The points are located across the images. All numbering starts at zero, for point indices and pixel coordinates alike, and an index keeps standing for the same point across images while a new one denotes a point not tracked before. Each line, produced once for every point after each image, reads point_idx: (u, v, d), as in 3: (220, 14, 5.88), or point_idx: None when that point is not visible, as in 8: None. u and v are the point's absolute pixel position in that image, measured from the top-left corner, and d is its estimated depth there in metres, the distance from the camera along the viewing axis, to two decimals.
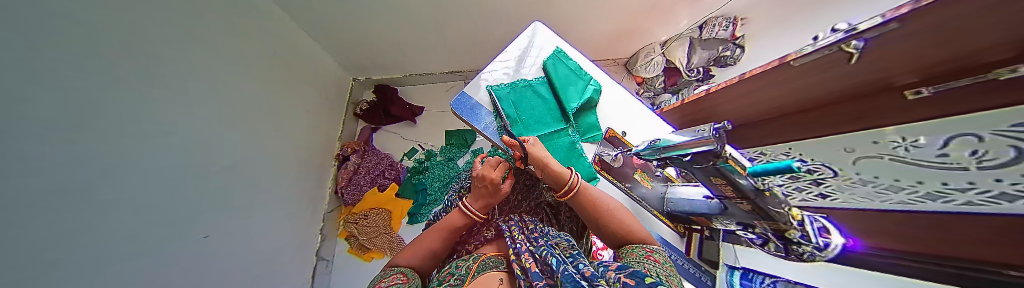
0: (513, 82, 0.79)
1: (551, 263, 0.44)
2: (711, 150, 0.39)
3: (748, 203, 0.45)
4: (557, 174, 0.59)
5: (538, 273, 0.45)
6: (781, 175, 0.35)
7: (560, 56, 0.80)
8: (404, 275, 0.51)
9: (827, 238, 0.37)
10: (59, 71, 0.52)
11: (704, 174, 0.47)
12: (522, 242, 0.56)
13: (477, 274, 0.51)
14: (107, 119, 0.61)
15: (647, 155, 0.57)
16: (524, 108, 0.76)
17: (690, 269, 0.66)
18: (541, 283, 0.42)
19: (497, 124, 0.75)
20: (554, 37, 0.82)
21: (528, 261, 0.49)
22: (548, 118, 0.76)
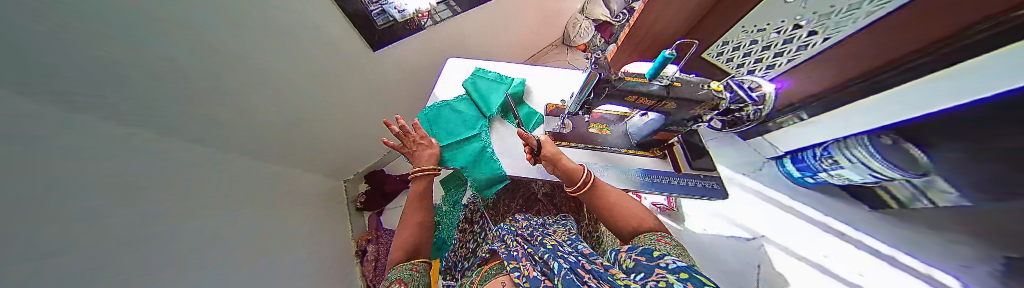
0: (441, 103, 0.82)
1: (552, 270, 0.39)
2: (602, 79, 0.43)
3: (671, 101, 0.47)
4: (570, 171, 0.55)
5: (537, 277, 0.38)
6: (668, 66, 0.38)
7: (480, 73, 0.88)
8: (402, 282, 0.48)
9: (759, 90, 0.46)
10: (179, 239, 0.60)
11: (620, 99, 0.49)
12: (518, 248, 0.51)
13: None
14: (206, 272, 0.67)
15: (573, 109, 0.57)
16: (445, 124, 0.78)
17: (690, 183, 0.63)
18: (541, 287, 0.35)
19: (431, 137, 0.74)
20: (474, 62, 0.93)
21: (525, 267, 0.42)
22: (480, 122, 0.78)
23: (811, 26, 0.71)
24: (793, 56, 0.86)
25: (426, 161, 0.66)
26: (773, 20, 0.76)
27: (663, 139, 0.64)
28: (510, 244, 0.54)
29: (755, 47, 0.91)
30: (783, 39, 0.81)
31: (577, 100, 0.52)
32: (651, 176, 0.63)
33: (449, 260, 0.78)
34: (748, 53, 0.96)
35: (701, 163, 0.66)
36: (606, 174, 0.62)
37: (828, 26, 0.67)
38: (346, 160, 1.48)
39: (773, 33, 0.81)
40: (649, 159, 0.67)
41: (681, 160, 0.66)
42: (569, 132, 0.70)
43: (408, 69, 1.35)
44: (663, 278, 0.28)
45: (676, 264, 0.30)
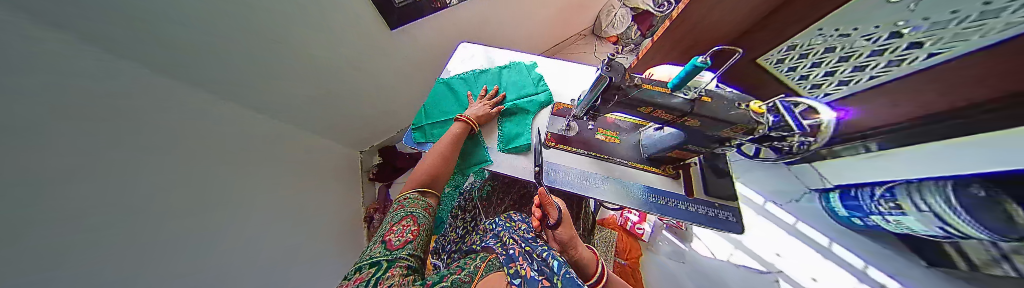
0: (467, 72, 0.81)
1: (551, 266, 0.37)
2: (610, 84, 0.37)
3: (692, 119, 0.40)
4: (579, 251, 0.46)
5: (534, 276, 0.33)
6: (697, 78, 0.31)
7: (519, 66, 0.81)
8: (414, 219, 0.50)
9: (814, 119, 0.36)
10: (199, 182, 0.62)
11: (632, 108, 0.43)
12: (515, 247, 0.45)
13: (486, 274, 0.41)
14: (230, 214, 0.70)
15: (579, 112, 0.52)
16: (438, 102, 0.76)
17: (702, 212, 0.56)
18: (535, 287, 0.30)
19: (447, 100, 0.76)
20: (509, 52, 0.86)
21: (523, 263, 0.38)
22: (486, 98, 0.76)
23: (912, 36, 0.53)
24: (887, 70, 0.65)
25: (472, 113, 0.67)
26: (862, 25, 0.57)
27: (679, 157, 0.56)
28: (507, 240, 0.49)
29: (832, 54, 0.72)
30: (873, 49, 0.62)
31: (584, 103, 0.47)
32: (651, 195, 0.57)
33: (440, 241, 0.80)
34: (822, 61, 0.76)
35: (718, 190, 0.58)
36: (604, 186, 0.57)
37: (940, 38, 0.48)
38: (363, 131, 1.54)
39: (863, 39, 0.62)
40: (656, 176, 0.60)
41: (696, 185, 0.58)
42: (573, 135, 0.65)
43: (429, 52, 1.36)
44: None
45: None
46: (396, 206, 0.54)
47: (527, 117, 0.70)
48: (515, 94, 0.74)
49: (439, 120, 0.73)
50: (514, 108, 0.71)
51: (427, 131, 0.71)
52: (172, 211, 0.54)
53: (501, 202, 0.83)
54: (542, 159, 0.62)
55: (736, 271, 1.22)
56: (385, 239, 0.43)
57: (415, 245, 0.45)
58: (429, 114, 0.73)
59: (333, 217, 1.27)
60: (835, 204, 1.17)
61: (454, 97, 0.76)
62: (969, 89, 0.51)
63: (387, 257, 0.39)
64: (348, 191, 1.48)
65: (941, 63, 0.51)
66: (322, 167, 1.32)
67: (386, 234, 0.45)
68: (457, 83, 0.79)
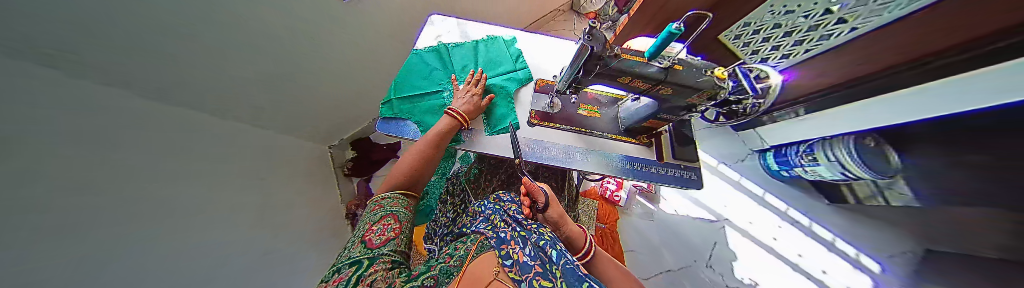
0: (440, 45, 0.73)
1: (551, 255, 0.39)
2: (591, 54, 0.37)
3: (668, 87, 0.42)
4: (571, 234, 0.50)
5: (528, 262, 0.36)
6: (671, 46, 0.32)
7: (499, 40, 0.76)
8: (395, 217, 0.49)
9: (765, 82, 0.41)
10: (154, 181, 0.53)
11: (613, 80, 0.44)
12: (507, 230, 0.46)
13: (476, 255, 0.42)
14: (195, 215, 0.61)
15: (562, 87, 0.52)
16: (411, 74, 0.68)
17: (671, 173, 0.63)
18: (531, 274, 0.33)
19: (419, 75, 0.68)
20: (486, 26, 0.80)
21: (516, 248, 0.39)
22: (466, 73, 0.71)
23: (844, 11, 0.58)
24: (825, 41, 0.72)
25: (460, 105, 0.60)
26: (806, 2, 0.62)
27: (653, 127, 0.61)
28: (498, 223, 0.51)
29: (779, 30, 0.78)
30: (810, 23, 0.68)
31: (567, 76, 0.47)
32: (627, 162, 0.62)
33: (431, 227, 0.80)
34: (775, 39, 0.82)
35: (687, 155, 0.65)
36: (587, 158, 0.60)
37: (861, 12, 0.56)
38: (331, 121, 1.38)
39: (801, 16, 0.69)
40: (631, 145, 0.65)
41: (665, 149, 0.65)
42: (556, 112, 0.65)
43: (400, 28, 1.22)
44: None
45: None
46: (374, 206, 0.51)
47: (507, 96, 0.68)
48: (496, 70, 0.71)
49: (410, 96, 0.65)
50: (493, 87, 0.68)
51: (395, 107, 0.63)
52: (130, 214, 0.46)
53: (490, 183, 0.84)
54: (527, 136, 0.63)
55: (693, 223, 1.44)
56: (364, 241, 0.41)
57: (398, 241, 0.44)
58: (400, 89, 0.65)
59: (311, 215, 1.16)
60: (768, 161, 1.38)
61: (427, 70, 0.69)
62: (887, 54, 0.61)
63: (368, 255, 0.38)
64: (321, 188, 1.34)
65: (869, 32, 0.58)
66: (289, 163, 1.17)
67: (364, 235, 0.43)
68: (429, 56, 0.71)
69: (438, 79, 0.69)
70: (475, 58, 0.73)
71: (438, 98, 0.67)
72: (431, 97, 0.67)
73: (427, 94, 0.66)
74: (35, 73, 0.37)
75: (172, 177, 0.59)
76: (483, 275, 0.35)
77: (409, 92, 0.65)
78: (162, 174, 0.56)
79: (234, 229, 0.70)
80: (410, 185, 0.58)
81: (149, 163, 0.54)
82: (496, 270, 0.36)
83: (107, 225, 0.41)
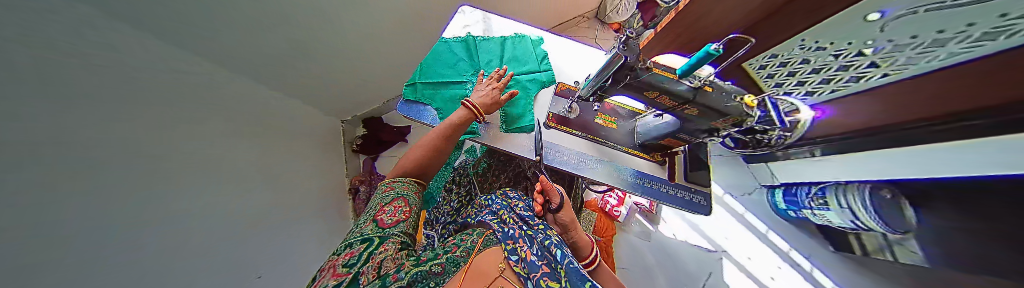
0: (468, 36, 0.74)
1: (554, 254, 0.38)
2: (623, 63, 0.37)
3: (693, 108, 0.42)
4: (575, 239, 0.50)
5: (537, 261, 0.36)
6: (704, 66, 0.32)
7: (526, 39, 0.77)
8: (406, 200, 0.49)
9: (795, 116, 0.40)
10: (174, 128, 0.54)
11: (639, 93, 0.44)
12: (515, 227, 0.46)
13: (482, 249, 0.42)
14: (206, 167, 0.62)
15: (587, 93, 0.51)
16: (437, 62, 0.69)
17: (681, 195, 0.62)
18: (541, 275, 0.33)
19: (444, 63, 0.69)
20: (515, 24, 0.81)
21: (525, 247, 0.39)
22: (490, 68, 0.71)
23: (877, 56, 0.54)
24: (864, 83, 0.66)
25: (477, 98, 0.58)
26: (840, 41, 0.53)
27: (670, 146, 0.60)
28: (506, 219, 0.51)
29: (805, 66, 0.70)
30: (838, 66, 0.64)
31: (593, 83, 0.47)
32: (639, 179, 0.61)
33: (432, 214, 0.81)
34: (806, 81, 0.77)
35: (699, 180, 0.64)
36: (599, 168, 0.60)
37: (899, 59, 0.52)
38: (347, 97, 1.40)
39: (833, 55, 0.60)
40: (646, 161, 0.65)
41: (678, 171, 0.64)
42: (574, 118, 0.65)
43: None
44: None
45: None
46: (384, 188, 0.51)
47: (528, 96, 0.68)
48: (519, 69, 0.71)
49: (434, 82, 0.66)
50: (515, 85, 0.69)
51: (419, 91, 0.64)
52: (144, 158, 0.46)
53: (497, 179, 0.85)
54: (542, 137, 0.63)
55: (690, 249, 1.42)
56: (376, 219, 0.43)
57: (408, 223, 0.45)
58: (425, 74, 0.66)
59: (312, 186, 1.17)
60: (776, 198, 1.35)
61: (453, 59, 0.70)
62: (920, 104, 0.59)
63: (379, 233, 0.39)
64: (326, 160, 1.35)
65: (901, 80, 0.56)
66: (302, 132, 1.20)
67: (376, 214, 0.44)
68: (456, 46, 0.72)
69: (461, 70, 0.70)
70: (499, 54, 0.74)
71: (460, 88, 0.68)
72: (454, 86, 0.67)
73: (450, 83, 0.67)
74: (109, 26, 0.39)
75: (191, 129, 0.59)
76: (488, 272, 0.37)
77: (434, 78, 0.66)
78: (182, 124, 0.56)
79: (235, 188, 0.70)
80: (418, 174, 0.56)
81: (180, 122, 0.56)
82: (501, 268, 0.38)
83: (132, 178, 0.43)
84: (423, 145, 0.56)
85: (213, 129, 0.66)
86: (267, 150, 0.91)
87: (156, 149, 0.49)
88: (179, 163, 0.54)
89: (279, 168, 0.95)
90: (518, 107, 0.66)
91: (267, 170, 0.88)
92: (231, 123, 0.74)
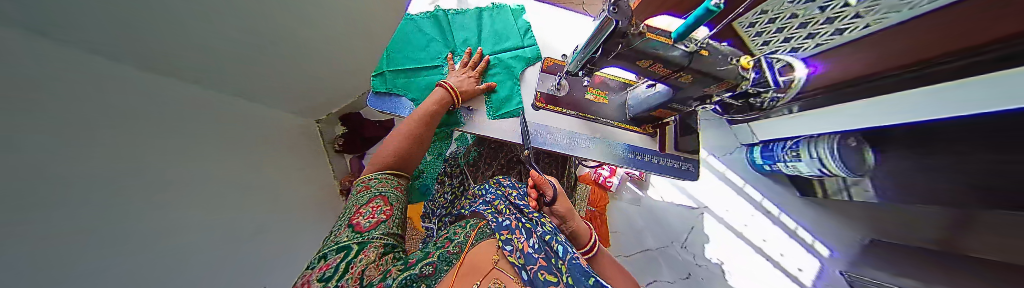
0: (438, 10, 0.64)
1: (556, 250, 0.40)
2: (615, 29, 0.32)
3: (686, 76, 0.40)
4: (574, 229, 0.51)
5: (533, 254, 0.37)
6: (699, 29, 0.29)
7: (505, 9, 0.68)
8: (385, 199, 0.47)
9: (790, 76, 0.39)
10: (152, 142, 0.47)
11: (630, 63, 0.40)
12: (512, 217, 0.46)
13: (476, 242, 0.42)
14: (200, 182, 0.56)
15: (573, 68, 0.48)
16: (407, 44, 0.61)
17: (670, 164, 0.63)
18: (537, 268, 0.34)
19: (416, 45, 0.61)
20: None
21: (522, 239, 0.39)
22: (468, 48, 0.64)
23: (864, 5, 0.51)
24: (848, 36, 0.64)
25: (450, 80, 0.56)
26: None
27: (661, 117, 0.59)
28: (502, 209, 0.50)
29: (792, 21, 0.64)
30: (824, 18, 0.60)
31: (580, 54, 0.43)
32: (631, 152, 0.61)
33: (428, 207, 0.80)
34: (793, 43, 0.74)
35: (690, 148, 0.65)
36: (590, 146, 0.59)
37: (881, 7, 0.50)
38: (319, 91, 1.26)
39: (819, 7, 0.57)
40: (638, 135, 0.64)
41: (669, 141, 0.64)
42: (563, 96, 0.62)
43: None
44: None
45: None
46: (361, 188, 0.49)
47: (513, 77, 0.62)
48: (500, 46, 0.64)
49: (405, 69, 0.58)
50: (497, 65, 0.63)
51: (389, 82, 0.57)
52: (141, 177, 0.42)
53: (490, 167, 0.83)
54: (528, 120, 0.60)
55: (676, 209, 1.54)
56: (352, 224, 0.40)
57: (389, 223, 0.43)
58: (394, 61, 0.58)
59: (307, 189, 1.11)
60: (754, 155, 1.43)
61: (425, 40, 0.62)
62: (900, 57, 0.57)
63: (358, 239, 0.37)
64: (311, 162, 1.26)
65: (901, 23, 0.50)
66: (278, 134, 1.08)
67: (352, 218, 0.42)
68: (426, 23, 0.63)
69: (436, 53, 0.62)
70: (476, 29, 0.65)
71: (437, 74, 0.61)
72: (430, 72, 0.60)
73: (424, 69, 0.60)
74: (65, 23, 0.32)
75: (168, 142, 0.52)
76: (484, 267, 0.36)
77: (406, 65, 0.59)
78: (159, 137, 0.50)
79: (233, 200, 0.65)
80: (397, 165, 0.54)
81: (159, 137, 0.50)
82: (496, 259, 0.37)
83: (132, 199, 0.39)
84: (399, 135, 0.54)
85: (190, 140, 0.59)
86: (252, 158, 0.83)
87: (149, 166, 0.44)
88: (175, 178, 0.49)
89: (269, 174, 0.88)
90: (504, 89, 0.61)
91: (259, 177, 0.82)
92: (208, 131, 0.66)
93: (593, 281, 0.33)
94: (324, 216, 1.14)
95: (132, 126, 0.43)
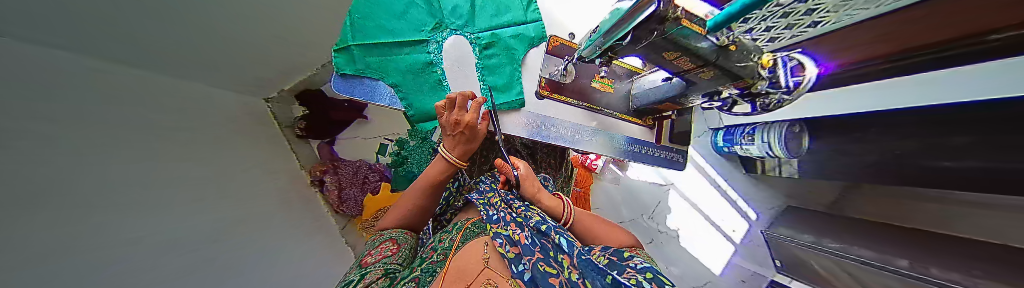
0: None
1: (556, 243, 0.43)
2: (653, 15, 0.27)
3: (708, 71, 0.38)
4: (556, 214, 0.55)
5: (530, 245, 0.41)
6: (745, 17, 0.26)
7: None
8: (394, 241, 0.49)
9: (803, 76, 0.38)
10: (82, 136, 0.34)
11: (655, 53, 0.36)
12: (500, 210, 0.50)
13: (463, 243, 0.48)
14: (156, 186, 0.44)
15: (589, 55, 0.44)
16: (376, 6, 0.46)
17: (664, 155, 0.65)
18: (536, 259, 0.38)
19: (396, 8, 0.48)
20: None
21: (517, 232, 0.43)
22: (460, 16, 0.53)
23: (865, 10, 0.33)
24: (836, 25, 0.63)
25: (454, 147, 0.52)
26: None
27: (663, 109, 0.59)
28: (495, 202, 0.53)
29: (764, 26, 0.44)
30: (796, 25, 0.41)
31: (603, 39, 0.38)
32: (629, 144, 0.61)
33: None
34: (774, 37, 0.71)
35: (681, 140, 0.68)
36: (593, 139, 0.58)
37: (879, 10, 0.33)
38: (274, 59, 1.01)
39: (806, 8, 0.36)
40: (640, 127, 0.64)
41: (666, 133, 0.65)
42: (569, 83, 0.58)
43: None
44: (636, 278, 0.36)
45: (644, 266, 0.39)
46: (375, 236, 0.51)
47: (512, 59, 0.54)
48: (499, 18, 0.54)
49: (382, 41, 0.46)
50: (495, 42, 0.54)
51: (358, 59, 0.44)
52: (73, 190, 0.30)
53: (485, 161, 0.78)
54: (532, 111, 0.55)
55: (647, 187, 1.71)
56: (362, 261, 0.43)
57: (394, 258, 0.45)
58: (365, 27, 0.45)
59: (279, 179, 0.96)
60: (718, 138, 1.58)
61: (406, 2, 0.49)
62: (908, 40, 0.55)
63: (360, 273, 0.39)
64: (277, 147, 1.07)
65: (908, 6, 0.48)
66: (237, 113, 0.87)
67: (364, 257, 0.44)
68: None
69: (421, 20, 0.50)
70: None
71: (420, 51, 0.50)
72: (412, 48, 0.49)
73: (404, 43, 0.48)
74: None
75: (105, 130, 0.39)
76: (474, 267, 0.40)
77: (377, 37, 0.46)
78: (90, 124, 0.36)
79: (201, 205, 0.54)
80: (414, 225, 0.57)
81: (95, 126, 0.37)
82: (487, 258, 0.42)
83: (67, 224, 0.28)
84: (412, 203, 0.54)
85: (136, 130, 0.45)
86: (217, 146, 0.67)
87: (78, 174, 0.32)
88: (115, 185, 0.37)
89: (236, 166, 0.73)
90: (503, 73, 0.53)
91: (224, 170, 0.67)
92: (153, 116, 0.50)
93: (610, 279, 0.38)
94: (300, 208, 1.02)
95: (60, 113, 0.32)
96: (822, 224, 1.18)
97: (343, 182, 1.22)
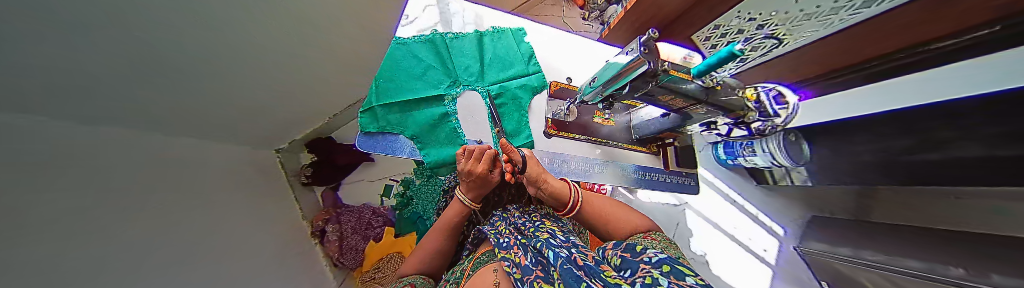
0: (436, 35, 0.60)
1: (547, 257, 0.38)
2: (648, 70, 0.33)
3: (699, 106, 0.42)
4: (557, 194, 0.49)
5: (529, 265, 0.38)
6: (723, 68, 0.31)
7: (511, 33, 0.68)
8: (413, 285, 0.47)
9: (786, 103, 0.42)
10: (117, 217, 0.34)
11: (652, 97, 0.41)
12: (509, 237, 0.47)
13: (474, 275, 0.44)
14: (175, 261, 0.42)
15: (591, 99, 0.49)
16: (398, 72, 0.54)
17: (672, 180, 0.67)
18: (532, 277, 0.35)
19: (416, 71, 0.55)
20: (496, 14, 0.70)
21: (517, 254, 0.41)
22: (472, 73, 0.60)
23: None
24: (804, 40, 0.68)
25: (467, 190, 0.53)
26: None
27: (664, 137, 0.63)
28: (504, 230, 0.51)
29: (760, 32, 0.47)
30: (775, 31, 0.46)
31: (603, 89, 0.44)
32: (638, 173, 0.63)
33: None
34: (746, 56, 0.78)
35: (688, 162, 0.70)
36: (603, 170, 0.60)
37: None
38: None
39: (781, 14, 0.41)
40: (645, 154, 0.68)
41: (672, 158, 0.68)
42: (573, 120, 0.62)
43: None
44: (650, 275, 0.31)
45: (660, 257, 0.34)
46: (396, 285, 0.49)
47: (519, 105, 0.60)
48: (505, 72, 0.62)
49: (404, 101, 0.52)
50: (504, 92, 0.60)
51: (380, 117, 0.49)
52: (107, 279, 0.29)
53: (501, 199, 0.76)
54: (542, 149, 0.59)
55: (662, 208, 1.62)
56: None
57: None
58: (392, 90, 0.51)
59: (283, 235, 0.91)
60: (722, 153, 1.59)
61: (426, 67, 0.56)
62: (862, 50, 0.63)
63: None
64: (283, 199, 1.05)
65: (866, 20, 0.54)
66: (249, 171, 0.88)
67: None
68: (422, 49, 0.57)
69: (438, 81, 0.57)
70: (479, 53, 0.62)
71: (437, 105, 0.55)
72: (428, 103, 0.54)
73: (422, 100, 0.54)
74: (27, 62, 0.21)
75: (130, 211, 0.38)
76: None
77: (398, 97, 0.52)
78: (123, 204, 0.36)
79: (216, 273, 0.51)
80: (432, 270, 0.55)
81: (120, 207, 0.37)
82: (497, 280, 0.39)
83: None
84: (430, 248, 0.55)
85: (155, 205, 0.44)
86: (228, 207, 0.66)
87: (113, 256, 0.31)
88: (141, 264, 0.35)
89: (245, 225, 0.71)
90: (513, 118, 0.58)
91: (236, 231, 0.65)
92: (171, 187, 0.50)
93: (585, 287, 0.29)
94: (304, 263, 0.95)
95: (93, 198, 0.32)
96: (860, 233, 1.08)
97: (346, 231, 1.18)
